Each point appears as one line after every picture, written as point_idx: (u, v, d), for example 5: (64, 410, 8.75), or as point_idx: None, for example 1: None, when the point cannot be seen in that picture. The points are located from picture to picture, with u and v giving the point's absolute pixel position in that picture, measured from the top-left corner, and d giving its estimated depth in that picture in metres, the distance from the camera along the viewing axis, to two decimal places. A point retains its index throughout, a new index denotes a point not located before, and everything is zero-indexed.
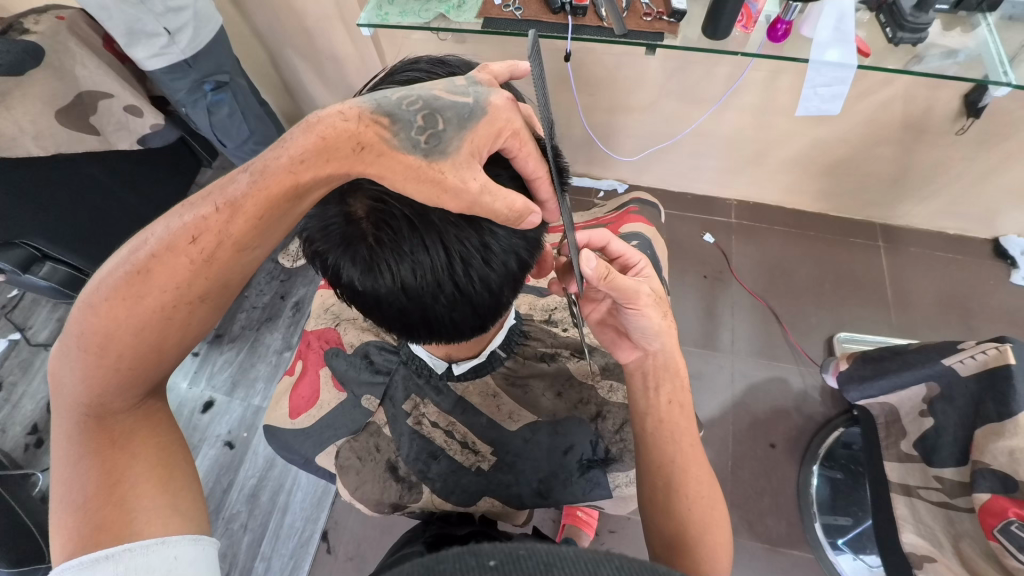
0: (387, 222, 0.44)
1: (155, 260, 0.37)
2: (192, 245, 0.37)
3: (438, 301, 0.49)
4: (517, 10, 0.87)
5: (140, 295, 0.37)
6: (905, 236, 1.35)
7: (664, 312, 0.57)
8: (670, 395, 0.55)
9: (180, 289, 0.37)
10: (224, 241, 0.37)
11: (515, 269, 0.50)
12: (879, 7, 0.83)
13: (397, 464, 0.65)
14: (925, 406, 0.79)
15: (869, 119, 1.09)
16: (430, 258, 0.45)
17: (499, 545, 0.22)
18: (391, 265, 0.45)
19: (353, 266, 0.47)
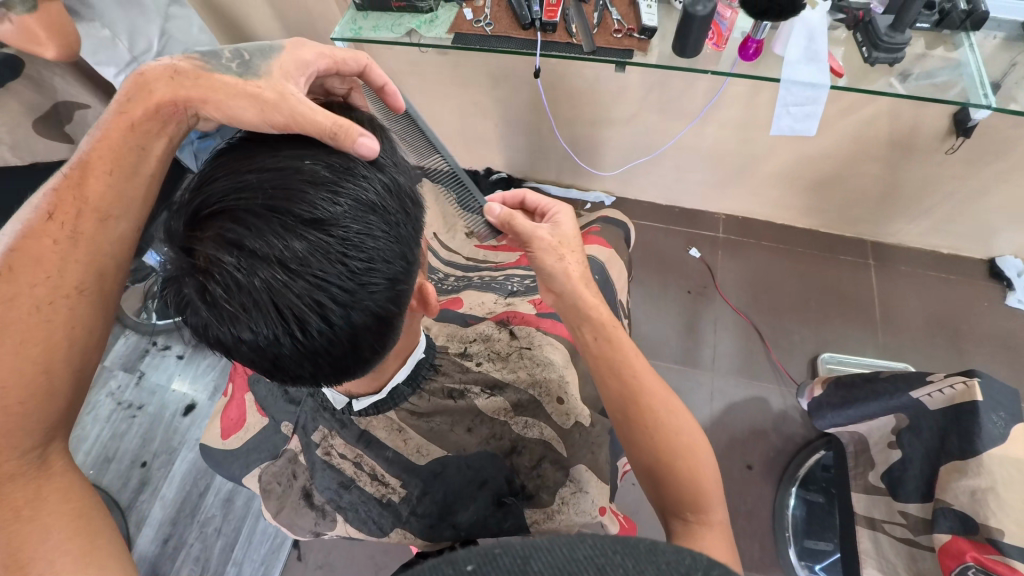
0: (210, 276, 0.40)
1: (14, 256, 0.44)
2: (54, 221, 0.46)
3: (287, 360, 0.44)
4: (487, 25, 0.84)
5: (11, 296, 0.43)
6: (897, 254, 1.32)
7: (565, 256, 0.58)
8: (591, 332, 0.56)
9: (52, 279, 0.45)
10: (84, 212, 0.47)
11: (371, 316, 0.44)
12: (856, 25, 0.78)
13: (311, 491, 0.59)
14: (893, 437, 0.77)
15: (856, 136, 1.06)
16: (262, 317, 0.40)
17: (474, 549, 0.20)
18: (224, 326, 0.41)
19: (202, 320, 0.43)
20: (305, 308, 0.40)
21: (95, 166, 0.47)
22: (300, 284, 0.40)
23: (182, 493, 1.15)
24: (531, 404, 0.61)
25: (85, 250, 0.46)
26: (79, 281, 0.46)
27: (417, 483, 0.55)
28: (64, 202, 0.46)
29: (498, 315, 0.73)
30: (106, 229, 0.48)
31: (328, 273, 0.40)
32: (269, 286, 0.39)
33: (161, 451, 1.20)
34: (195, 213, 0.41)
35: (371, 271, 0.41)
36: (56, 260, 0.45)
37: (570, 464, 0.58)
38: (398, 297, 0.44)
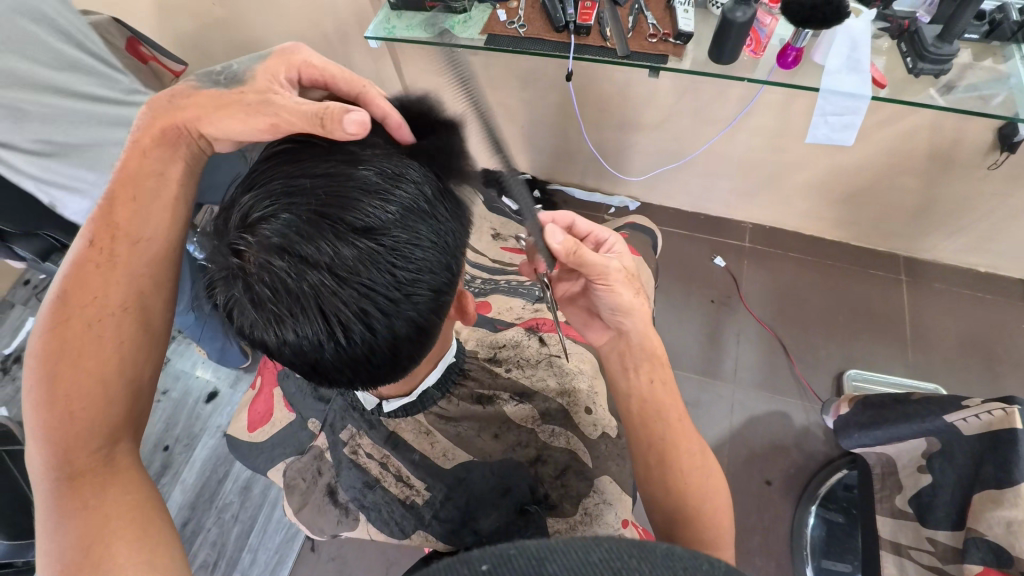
0: (260, 279, 0.40)
1: (67, 285, 0.46)
2: (95, 249, 0.47)
3: (327, 365, 0.44)
4: (520, 27, 0.84)
5: (67, 319, 0.44)
6: (930, 271, 1.28)
7: (640, 291, 0.56)
8: (650, 375, 0.56)
9: (99, 301, 0.46)
10: (117, 237, 0.48)
11: (413, 329, 0.44)
12: (901, 34, 0.76)
13: (335, 489, 0.60)
14: (923, 461, 0.75)
15: (892, 148, 1.03)
16: (308, 322, 0.41)
17: (490, 549, 0.20)
18: (269, 327, 0.42)
19: (245, 317, 0.43)
20: (351, 315, 0.41)
21: (122, 198, 0.49)
22: (348, 291, 0.40)
23: (202, 479, 1.17)
24: (559, 413, 0.61)
25: (125, 269, 0.48)
26: (123, 301, 0.47)
27: (441, 487, 0.56)
28: (102, 234, 0.47)
29: (526, 321, 0.74)
30: (138, 252, 0.49)
31: (376, 282, 0.40)
32: (317, 292, 0.40)
33: (183, 436, 1.22)
34: (246, 214, 0.41)
35: (417, 281, 0.42)
36: (100, 282, 0.47)
37: (595, 475, 0.58)
38: (440, 306, 0.45)
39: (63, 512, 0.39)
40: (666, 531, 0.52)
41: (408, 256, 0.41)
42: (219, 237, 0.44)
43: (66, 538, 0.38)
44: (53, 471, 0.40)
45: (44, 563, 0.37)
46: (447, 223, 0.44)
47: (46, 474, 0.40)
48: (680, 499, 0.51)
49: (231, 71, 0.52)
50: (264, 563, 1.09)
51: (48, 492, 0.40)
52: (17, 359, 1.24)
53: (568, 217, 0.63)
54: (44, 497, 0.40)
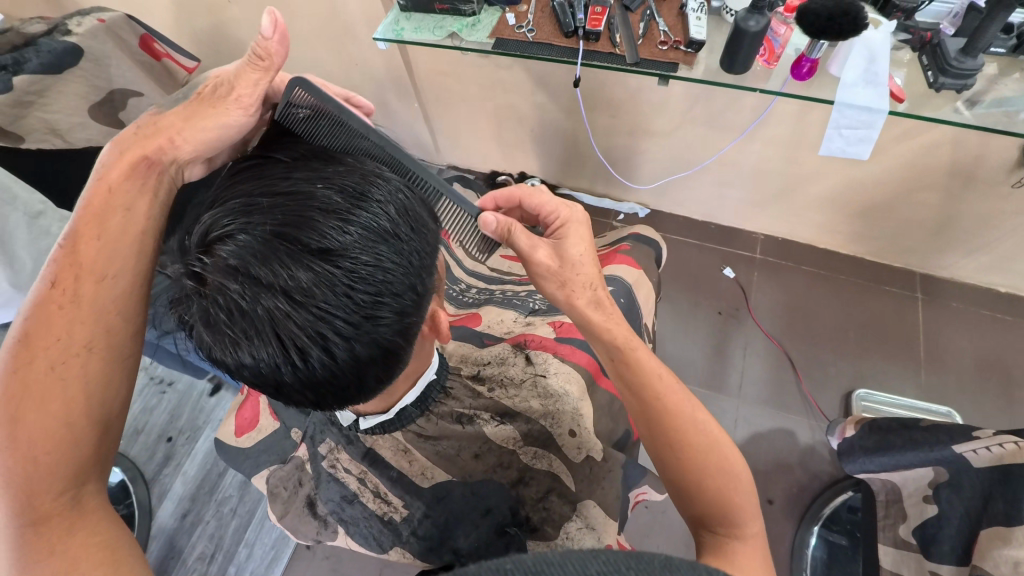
0: (216, 300, 0.40)
1: (30, 326, 0.45)
2: (56, 290, 0.46)
3: (288, 387, 0.44)
4: (529, 32, 0.83)
5: (30, 361, 0.43)
6: (948, 289, 1.24)
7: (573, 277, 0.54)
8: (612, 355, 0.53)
9: (62, 342, 0.45)
10: (80, 277, 0.47)
11: (375, 352, 0.43)
12: (922, 47, 0.73)
13: (315, 501, 0.60)
14: (930, 491, 0.72)
15: (911, 162, 1.00)
16: (264, 345, 0.40)
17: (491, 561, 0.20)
18: (227, 350, 0.42)
19: (205, 339, 0.43)
20: (307, 339, 0.40)
21: (87, 237, 0.48)
22: (304, 315, 0.39)
23: (202, 472, 1.18)
24: (541, 435, 0.59)
25: (89, 307, 0.47)
26: (88, 341, 0.46)
27: (420, 505, 0.55)
28: (64, 270, 0.47)
29: (515, 336, 0.73)
30: (102, 291, 0.48)
31: (334, 305, 0.40)
32: (272, 315, 0.39)
33: (186, 428, 1.24)
34: (206, 234, 0.41)
35: (377, 304, 0.41)
36: (64, 323, 0.45)
37: (578, 499, 0.56)
38: (405, 329, 0.44)
39: (29, 562, 0.39)
40: (692, 519, 0.48)
41: (369, 277, 0.40)
42: (181, 256, 0.44)
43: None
44: (17, 518, 0.40)
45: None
46: (412, 242, 0.43)
47: (5, 520, 0.40)
48: (696, 470, 0.48)
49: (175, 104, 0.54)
50: (260, 558, 1.09)
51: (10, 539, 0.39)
52: None
53: (516, 195, 0.59)
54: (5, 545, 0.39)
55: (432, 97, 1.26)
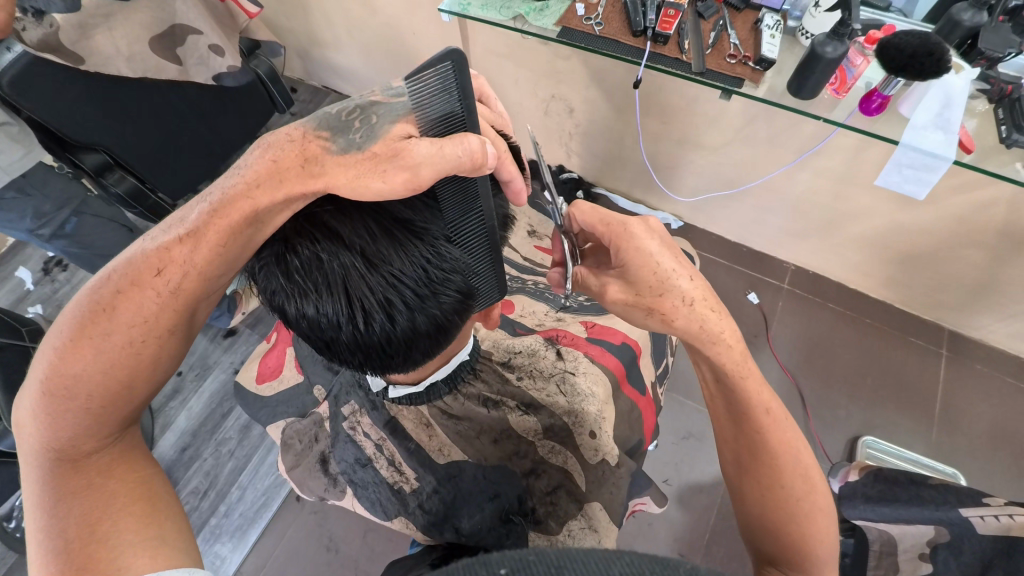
0: (293, 249, 0.42)
1: (120, 296, 0.41)
2: (157, 276, 0.41)
3: (341, 343, 0.46)
4: (597, 25, 0.80)
5: (107, 333, 0.41)
6: (975, 351, 1.21)
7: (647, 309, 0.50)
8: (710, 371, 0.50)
9: (148, 323, 0.42)
10: (188, 271, 0.41)
11: (430, 326, 0.46)
12: (1000, 99, 0.70)
13: (328, 458, 0.62)
14: (926, 550, 0.70)
15: (963, 217, 0.97)
16: (331, 300, 0.43)
17: (508, 552, 0.18)
18: (292, 299, 0.44)
19: (269, 284, 0.45)
20: (375, 303, 0.43)
21: (209, 237, 0.40)
22: (377, 279, 0.42)
23: (208, 409, 1.21)
24: (562, 431, 0.59)
25: (183, 297, 0.42)
26: (171, 326, 0.43)
27: (431, 480, 0.57)
28: (170, 258, 0.41)
29: (546, 330, 0.73)
30: (205, 285, 0.43)
31: (406, 275, 0.43)
32: (346, 272, 0.42)
33: (197, 365, 1.26)
34: None
35: (445, 282, 0.44)
36: (153, 306, 0.41)
37: (586, 500, 0.56)
38: (462, 308, 0.48)
39: (63, 493, 0.38)
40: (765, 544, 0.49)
41: (446, 255, 0.44)
42: None
43: (67, 516, 0.37)
44: (55, 450, 0.39)
45: (36, 539, 0.36)
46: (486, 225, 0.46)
47: (42, 457, 0.39)
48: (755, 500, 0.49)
49: (370, 122, 0.40)
50: (251, 502, 1.12)
51: (45, 473, 0.39)
52: (58, 262, 1.34)
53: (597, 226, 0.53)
54: (34, 476, 0.39)
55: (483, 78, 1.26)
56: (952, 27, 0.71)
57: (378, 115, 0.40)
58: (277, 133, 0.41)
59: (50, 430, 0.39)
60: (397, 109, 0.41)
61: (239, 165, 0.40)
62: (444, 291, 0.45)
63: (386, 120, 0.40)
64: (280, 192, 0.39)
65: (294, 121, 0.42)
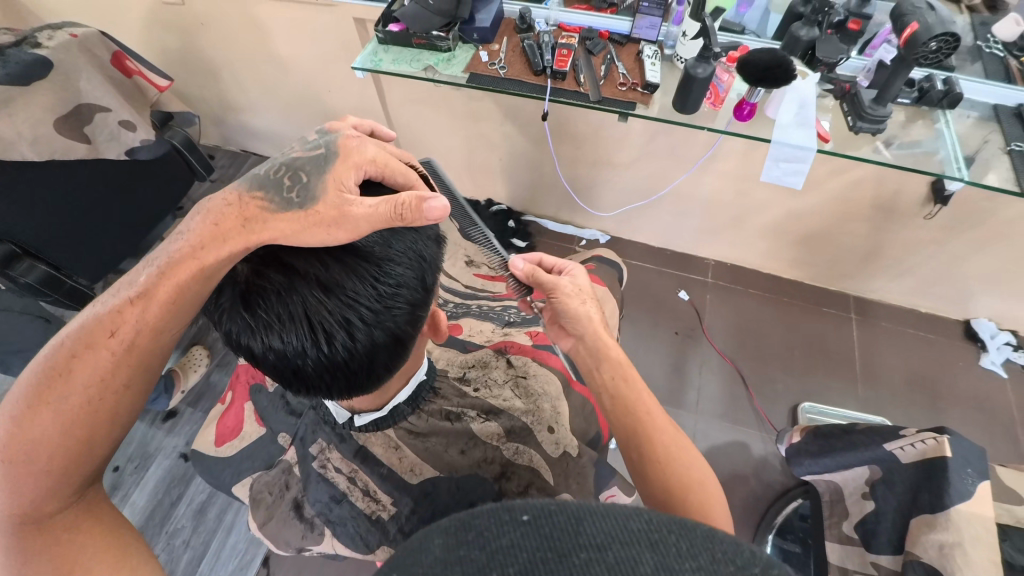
0: (252, 286, 0.44)
1: (75, 360, 0.43)
2: (111, 335, 0.44)
3: (309, 371, 0.47)
4: (501, 68, 0.89)
5: (64, 396, 0.43)
6: (878, 310, 1.37)
7: (586, 300, 0.62)
8: (612, 374, 0.57)
9: (104, 381, 0.44)
10: (140, 329, 0.44)
11: (390, 340, 0.48)
12: (843, 96, 0.84)
13: (302, 503, 0.60)
14: (867, 489, 0.80)
15: (842, 196, 1.12)
16: (294, 328, 0.44)
17: (532, 502, 0.21)
18: (256, 335, 0.45)
19: (234, 326, 0.46)
20: (335, 323, 0.44)
21: (159, 295, 0.44)
22: (335, 301, 0.44)
23: (154, 500, 1.13)
24: (523, 431, 0.63)
25: (136, 354, 0.45)
26: (127, 382, 0.45)
27: (408, 501, 0.57)
28: (124, 318, 0.44)
29: (496, 342, 0.77)
30: (158, 340, 0.46)
31: (361, 294, 0.45)
32: (305, 300, 0.44)
33: (136, 456, 1.18)
34: None
35: (397, 295, 0.47)
36: (109, 365, 0.44)
37: (556, 493, 0.59)
38: (416, 320, 0.50)
39: (30, 554, 0.40)
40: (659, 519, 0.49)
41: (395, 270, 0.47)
42: None
43: None
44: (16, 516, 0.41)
45: None
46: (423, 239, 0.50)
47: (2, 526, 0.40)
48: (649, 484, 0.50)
49: (302, 184, 0.44)
50: None
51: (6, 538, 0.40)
52: None
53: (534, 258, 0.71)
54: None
55: (404, 126, 1.32)
56: (794, 42, 0.85)
57: (306, 172, 0.44)
58: (215, 198, 0.45)
59: (8, 498, 0.40)
60: (322, 163, 0.45)
61: (181, 225, 0.44)
62: (400, 305, 0.47)
63: (316, 176, 0.44)
64: (225, 249, 0.43)
65: (228, 185, 0.45)
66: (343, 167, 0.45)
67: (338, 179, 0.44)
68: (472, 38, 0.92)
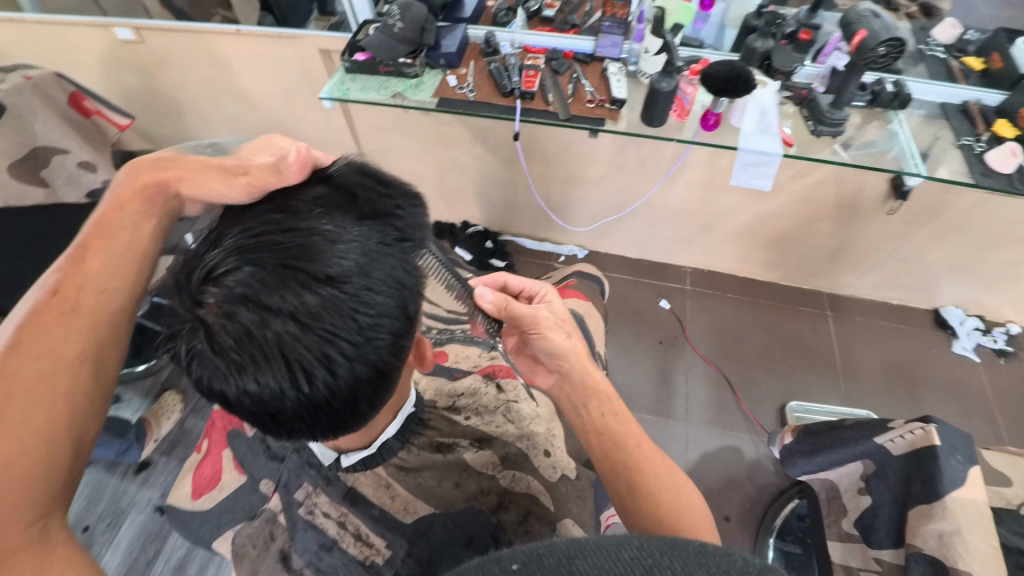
0: (222, 329, 0.42)
1: (25, 332, 0.46)
2: (58, 300, 0.49)
3: (289, 412, 0.45)
4: (470, 92, 0.89)
5: (20, 367, 0.44)
6: (851, 305, 1.41)
7: (570, 332, 0.61)
8: (601, 410, 0.57)
9: (58, 349, 0.46)
10: (84, 289, 0.50)
11: (372, 374, 0.46)
12: (801, 101, 0.87)
13: (290, 554, 0.57)
14: (862, 484, 0.80)
15: (807, 198, 1.15)
16: (270, 370, 0.42)
17: (519, 547, 0.20)
18: (230, 378, 0.43)
19: (205, 370, 0.44)
20: (314, 361, 0.42)
21: (93, 252, 0.52)
22: (312, 338, 0.42)
23: (129, 560, 1.06)
24: (518, 458, 0.63)
25: (87, 316, 0.49)
26: (81, 351, 0.48)
27: (403, 542, 0.54)
28: (66, 285, 0.49)
29: (483, 368, 0.75)
30: (103, 302, 0.51)
31: (340, 327, 0.42)
32: (280, 339, 0.41)
33: (106, 514, 1.11)
34: (209, 269, 0.43)
35: (378, 326, 0.44)
36: (63, 329, 0.47)
37: (556, 518, 0.59)
38: (400, 350, 0.48)
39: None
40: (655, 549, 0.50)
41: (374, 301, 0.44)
42: (178, 292, 0.45)
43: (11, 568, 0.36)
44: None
45: None
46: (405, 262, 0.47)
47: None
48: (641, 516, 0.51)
49: (218, 154, 0.57)
50: None
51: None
52: None
53: (498, 279, 0.68)
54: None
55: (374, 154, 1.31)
56: (750, 54, 0.89)
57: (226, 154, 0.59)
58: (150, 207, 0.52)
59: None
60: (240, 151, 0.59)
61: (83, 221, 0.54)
62: (382, 337, 0.45)
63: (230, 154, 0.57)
64: (141, 204, 0.55)
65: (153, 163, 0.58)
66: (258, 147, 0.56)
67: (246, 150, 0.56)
68: (439, 64, 0.92)
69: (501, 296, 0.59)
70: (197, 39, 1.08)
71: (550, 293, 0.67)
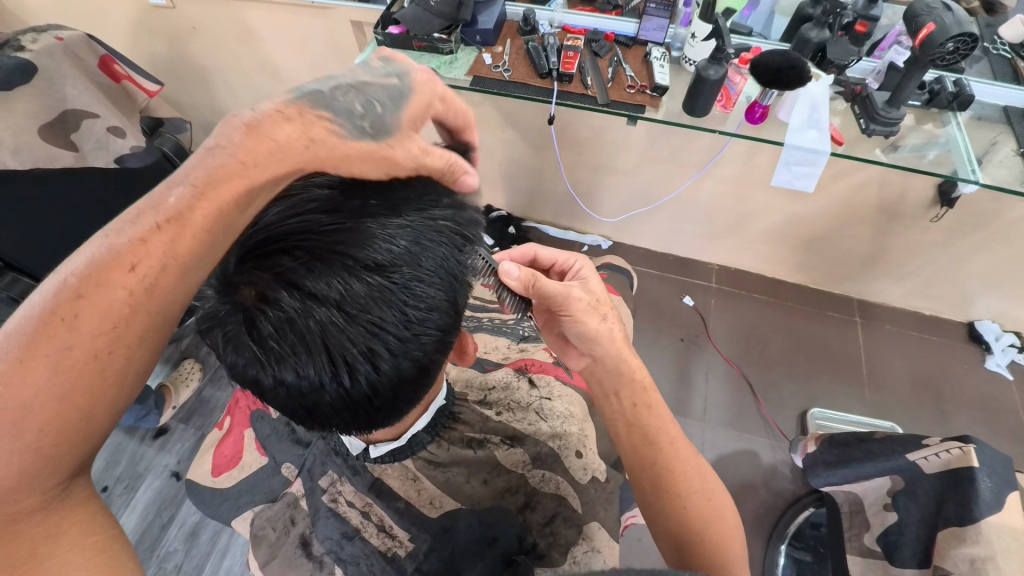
0: (263, 316, 0.40)
1: (82, 298, 0.37)
2: (131, 263, 0.38)
3: (325, 403, 0.44)
4: (505, 71, 0.86)
5: (66, 347, 0.36)
6: (881, 313, 1.36)
7: (606, 316, 0.56)
8: (632, 399, 0.55)
9: (117, 329, 0.38)
10: (167, 262, 0.39)
11: (414, 369, 0.45)
12: (853, 99, 0.82)
13: (309, 540, 0.56)
14: (888, 499, 0.78)
15: (847, 200, 1.11)
16: (312, 361, 0.41)
17: None
18: (269, 367, 0.42)
19: (241, 356, 0.43)
20: (357, 354, 0.41)
21: (198, 217, 0.40)
22: (357, 330, 0.41)
23: (144, 523, 1.07)
24: (550, 457, 0.60)
25: (159, 298, 0.40)
26: (142, 333, 0.39)
27: (426, 538, 0.54)
28: (149, 248, 0.39)
29: (514, 362, 0.75)
30: (184, 282, 0.41)
31: (387, 320, 0.41)
32: (324, 330, 0.40)
33: (124, 476, 1.12)
34: (249, 251, 0.41)
35: (425, 321, 0.43)
36: (126, 307, 0.38)
37: (584, 522, 0.57)
38: (443, 346, 0.47)
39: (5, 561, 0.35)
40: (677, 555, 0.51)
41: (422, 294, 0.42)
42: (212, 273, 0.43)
43: None
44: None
45: None
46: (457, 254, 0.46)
47: None
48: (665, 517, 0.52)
49: (375, 112, 0.45)
50: None
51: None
52: None
53: (528, 252, 0.66)
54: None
55: None
56: (803, 43, 0.83)
57: (377, 98, 0.46)
58: (263, 112, 0.42)
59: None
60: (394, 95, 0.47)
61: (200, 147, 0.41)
62: (428, 332, 0.44)
63: (390, 110, 0.45)
64: (279, 168, 0.41)
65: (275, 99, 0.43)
66: (416, 104, 0.47)
67: (412, 116, 0.46)
68: (474, 41, 0.89)
69: (531, 272, 0.52)
70: (227, 6, 1.05)
71: (586, 270, 0.62)
